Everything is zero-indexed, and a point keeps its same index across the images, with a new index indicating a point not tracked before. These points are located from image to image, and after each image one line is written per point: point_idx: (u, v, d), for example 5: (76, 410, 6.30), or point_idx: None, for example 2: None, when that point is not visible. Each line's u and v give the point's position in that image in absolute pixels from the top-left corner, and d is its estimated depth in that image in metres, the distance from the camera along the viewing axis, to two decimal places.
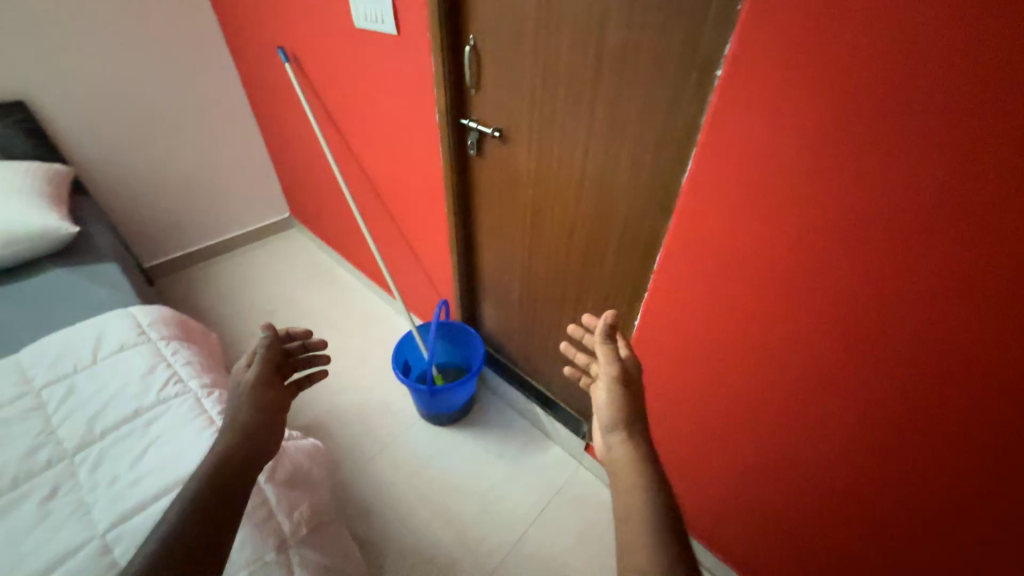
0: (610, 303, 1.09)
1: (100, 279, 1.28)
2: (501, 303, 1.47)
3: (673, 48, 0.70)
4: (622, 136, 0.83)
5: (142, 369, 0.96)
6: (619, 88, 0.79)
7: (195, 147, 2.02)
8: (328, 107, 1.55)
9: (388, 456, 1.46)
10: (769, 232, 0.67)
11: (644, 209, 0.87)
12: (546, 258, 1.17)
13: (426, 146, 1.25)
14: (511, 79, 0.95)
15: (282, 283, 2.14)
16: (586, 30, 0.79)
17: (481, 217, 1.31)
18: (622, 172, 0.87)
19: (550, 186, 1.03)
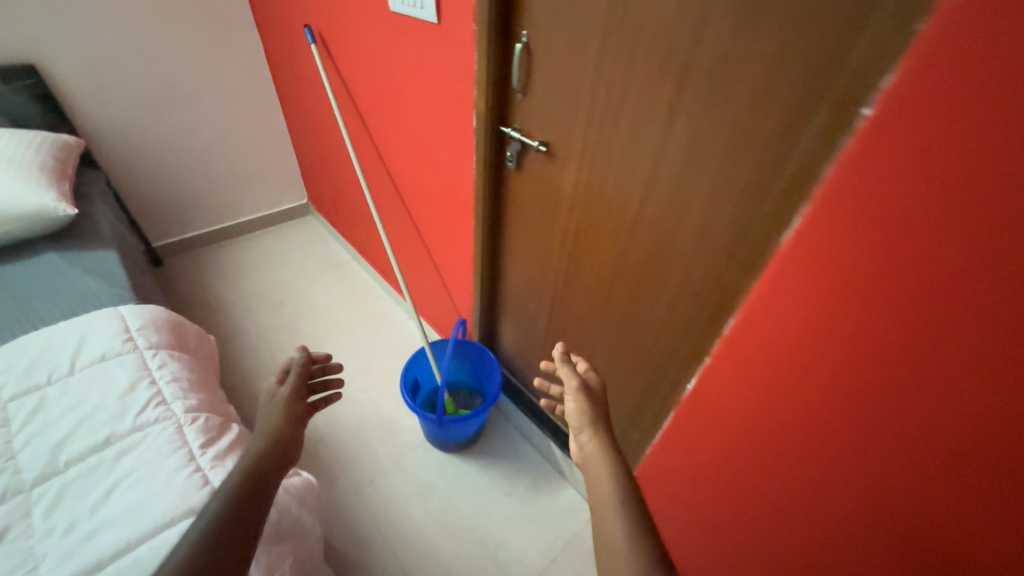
0: (654, 358, 0.94)
1: (96, 268, 1.18)
2: (523, 329, 1.34)
3: (791, 81, 0.55)
4: (697, 180, 0.69)
5: (122, 387, 0.85)
6: (704, 123, 0.65)
7: (213, 125, 1.91)
8: (355, 96, 1.42)
9: (387, 482, 1.35)
10: (801, 327, 0.59)
11: (713, 267, 0.73)
12: (582, 294, 1.03)
13: (459, 151, 1.11)
14: (567, 87, 0.80)
15: (293, 275, 2.03)
16: (674, 42, 0.63)
17: (513, 236, 1.17)
18: (692, 223, 0.73)
19: (597, 217, 0.88)
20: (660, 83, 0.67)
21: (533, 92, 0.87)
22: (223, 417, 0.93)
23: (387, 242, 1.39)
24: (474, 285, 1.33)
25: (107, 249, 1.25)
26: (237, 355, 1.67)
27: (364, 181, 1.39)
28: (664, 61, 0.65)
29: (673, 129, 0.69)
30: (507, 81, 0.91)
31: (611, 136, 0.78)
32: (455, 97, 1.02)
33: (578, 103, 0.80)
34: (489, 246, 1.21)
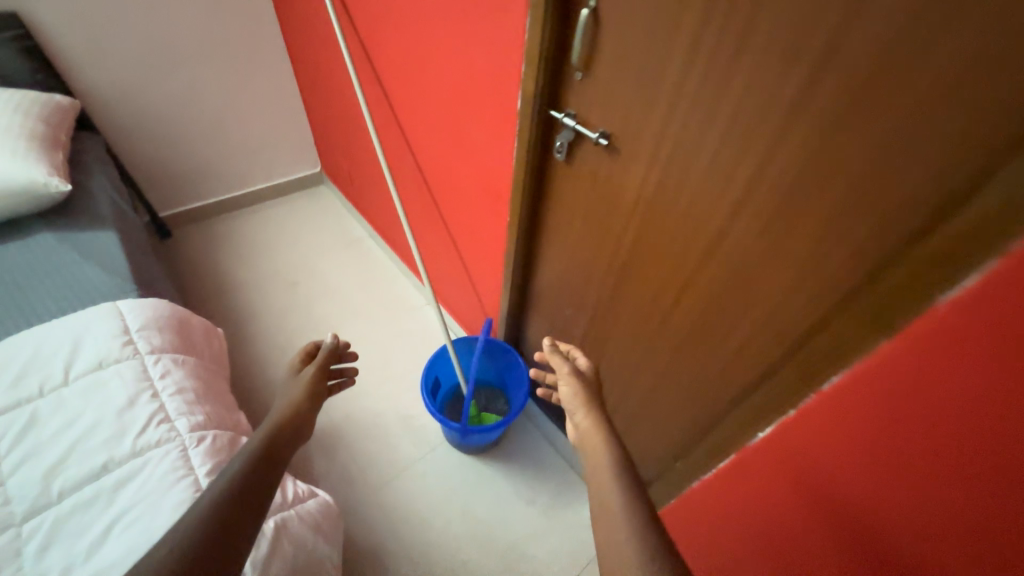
0: (714, 391, 0.82)
1: (94, 252, 1.08)
2: (552, 332, 1.23)
3: (972, 113, 0.41)
4: (791, 228, 0.58)
5: (120, 402, 0.76)
6: (818, 167, 0.53)
7: (218, 85, 1.75)
8: (373, 60, 1.24)
9: (405, 483, 1.29)
10: (929, 422, 0.47)
11: (799, 325, 0.63)
12: (634, 311, 0.90)
13: (496, 135, 0.95)
14: (644, 68, 0.63)
15: (307, 252, 1.93)
16: (802, 53, 0.48)
17: (551, 237, 1.04)
18: (775, 274, 0.63)
19: (664, 228, 0.74)
20: (769, 101, 0.53)
21: (596, 71, 0.70)
22: (232, 432, 0.85)
23: (408, 231, 1.26)
24: (502, 285, 1.22)
25: (106, 230, 1.14)
26: (249, 339, 1.60)
27: (383, 160, 1.24)
28: (783, 72, 0.51)
29: (772, 169, 0.56)
30: (563, 55, 0.73)
31: (692, 153, 0.64)
32: (496, 71, 0.85)
33: (658, 91, 0.63)
34: (522, 246, 1.09)
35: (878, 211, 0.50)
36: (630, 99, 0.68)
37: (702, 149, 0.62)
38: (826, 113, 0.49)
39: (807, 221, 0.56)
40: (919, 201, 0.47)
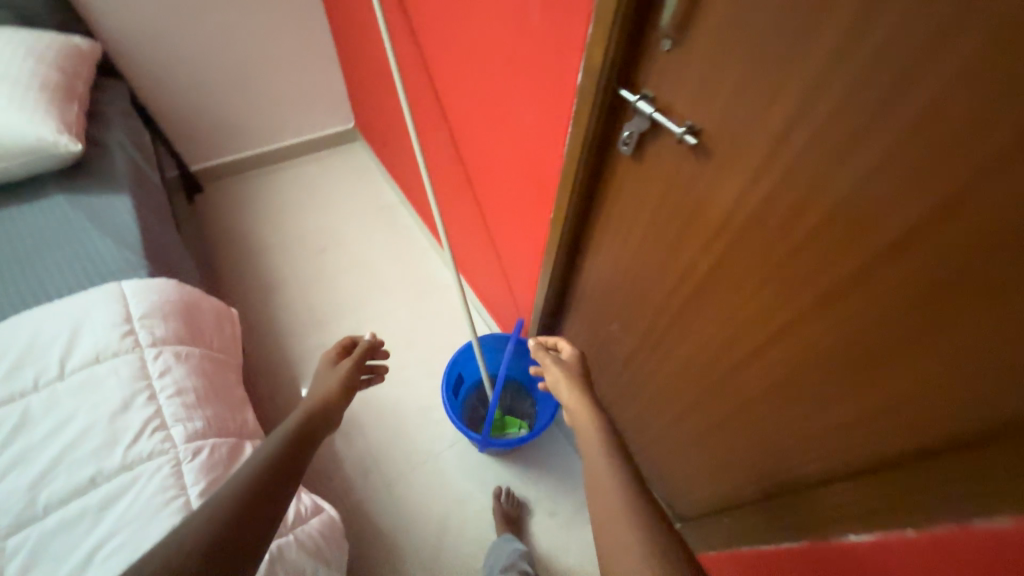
0: (785, 457, 0.66)
1: (106, 220, 1.01)
2: (591, 342, 1.08)
3: None
4: (865, 332, 0.47)
5: (113, 406, 0.70)
6: (904, 268, 0.41)
7: (243, 28, 1.60)
8: (406, 5, 1.04)
9: (421, 478, 1.24)
10: None
11: (864, 439, 0.53)
12: (694, 342, 0.73)
13: (545, 112, 0.76)
14: (768, 44, 0.42)
15: (335, 217, 1.83)
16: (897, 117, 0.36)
17: (598, 244, 0.88)
18: (842, 379, 0.52)
19: (758, 256, 0.55)
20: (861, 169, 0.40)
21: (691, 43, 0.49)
22: (235, 439, 0.78)
23: (439, 216, 1.12)
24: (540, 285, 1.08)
25: (120, 193, 1.07)
26: (274, 308, 1.56)
27: (412, 130, 1.08)
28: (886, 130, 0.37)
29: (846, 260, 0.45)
30: (648, 13, 0.53)
31: (763, 209, 0.51)
32: (554, 30, 0.65)
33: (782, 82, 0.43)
34: (566, 248, 0.94)
35: (981, 340, 0.39)
36: (736, 87, 0.47)
37: (790, 196, 0.48)
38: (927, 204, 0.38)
39: (888, 328, 0.45)
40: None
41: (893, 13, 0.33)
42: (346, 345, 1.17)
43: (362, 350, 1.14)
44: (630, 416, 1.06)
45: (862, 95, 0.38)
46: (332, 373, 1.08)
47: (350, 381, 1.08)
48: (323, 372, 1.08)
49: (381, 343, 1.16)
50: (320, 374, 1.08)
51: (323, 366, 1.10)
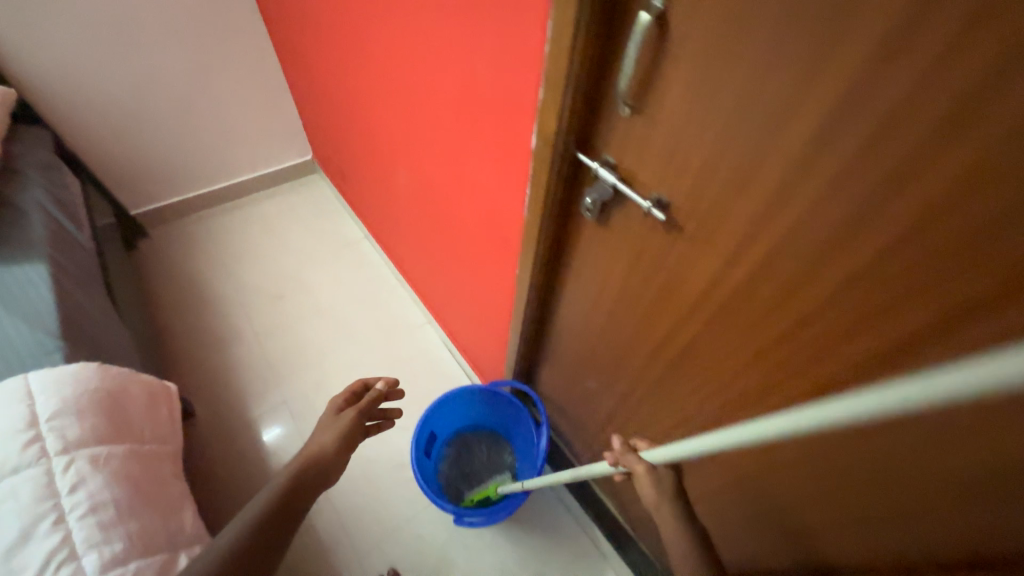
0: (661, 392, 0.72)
1: (17, 297, 0.90)
2: (621, 417, 0.86)
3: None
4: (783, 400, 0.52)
5: (8, 540, 0.59)
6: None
7: (184, 65, 1.50)
8: (351, 49, 0.99)
9: (396, 544, 1.17)
10: None
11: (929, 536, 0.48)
12: (622, 320, 0.69)
13: (500, 173, 0.70)
14: (874, 105, 0.31)
15: (294, 257, 1.73)
16: (957, 231, 0.32)
17: (591, 296, 0.73)
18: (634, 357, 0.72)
19: (700, 244, 0.49)
20: (908, 283, 0.36)
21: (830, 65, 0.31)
22: (166, 555, 0.68)
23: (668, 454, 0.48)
24: (510, 341, 1.00)
25: (35, 262, 0.96)
26: (231, 365, 1.45)
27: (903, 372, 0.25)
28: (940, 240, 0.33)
29: (626, 287, 0.63)
30: (623, 26, 0.43)
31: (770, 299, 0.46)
32: (507, 81, 0.57)
33: (821, 172, 0.36)
34: (536, 292, 0.82)
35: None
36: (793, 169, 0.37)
37: (797, 293, 0.44)
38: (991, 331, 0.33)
39: (673, 334, 0.61)
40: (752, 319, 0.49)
41: (979, 114, 0.27)
42: (357, 391, 0.92)
43: (372, 398, 0.89)
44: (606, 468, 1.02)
45: (914, 203, 0.33)
46: (332, 428, 0.83)
47: (349, 437, 0.83)
48: (323, 424, 0.84)
49: (399, 384, 0.90)
50: (320, 428, 0.84)
51: (324, 416, 0.86)
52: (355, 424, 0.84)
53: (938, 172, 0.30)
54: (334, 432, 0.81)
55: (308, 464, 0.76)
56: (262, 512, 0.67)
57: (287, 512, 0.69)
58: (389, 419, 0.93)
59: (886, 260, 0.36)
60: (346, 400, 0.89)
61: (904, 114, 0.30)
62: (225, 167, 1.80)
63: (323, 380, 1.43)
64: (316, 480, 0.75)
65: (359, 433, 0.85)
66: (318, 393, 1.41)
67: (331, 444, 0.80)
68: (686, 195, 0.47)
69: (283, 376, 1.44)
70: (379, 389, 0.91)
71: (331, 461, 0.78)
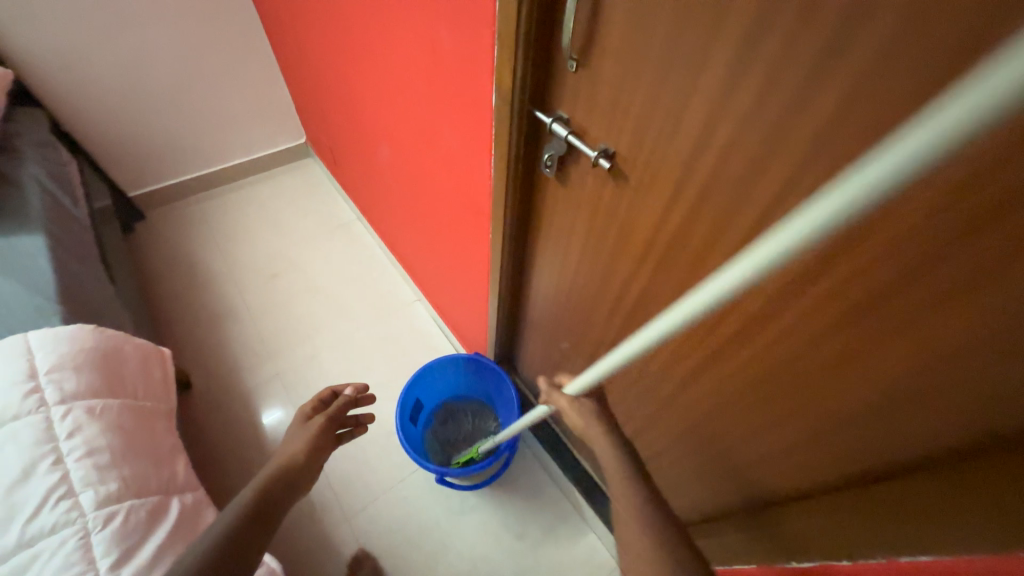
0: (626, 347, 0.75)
1: (16, 265, 0.94)
2: (594, 376, 0.90)
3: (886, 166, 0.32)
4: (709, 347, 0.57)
5: (11, 476, 0.64)
6: (888, 315, 0.38)
7: (175, 47, 1.53)
8: (333, 25, 1.02)
9: (383, 507, 1.22)
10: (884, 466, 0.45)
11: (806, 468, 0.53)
12: (586, 277, 0.73)
13: (469, 137, 0.73)
14: (826, 20, 0.31)
15: (288, 238, 1.77)
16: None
17: (559, 256, 0.76)
18: (599, 313, 0.76)
19: (643, 191, 0.53)
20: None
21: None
22: (158, 497, 0.73)
23: (596, 375, 0.54)
24: (489, 309, 1.03)
25: (32, 233, 1.00)
26: (226, 341, 1.50)
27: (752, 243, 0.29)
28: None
29: (587, 243, 0.67)
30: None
31: (714, 224, 0.47)
32: (469, 43, 0.60)
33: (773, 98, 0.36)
34: (509, 257, 0.85)
35: (980, 404, 0.36)
36: (735, 93, 0.38)
37: (739, 216, 0.44)
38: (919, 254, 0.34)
39: (629, 285, 0.65)
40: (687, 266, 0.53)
41: (922, 26, 0.27)
42: (325, 400, 0.95)
43: (340, 403, 0.92)
44: None
45: (858, 122, 0.32)
46: (301, 433, 0.85)
47: (319, 442, 0.84)
48: (292, 431, 0.86)
49: (368, 388, 0.95)
50: (290, 436, 0.85)
51: (294, 424, 0.88)
52: (324, 423, 0.86)
53: (883, 85, 0.30)
54: (304, 437, 0.83)
55: (283, 473, 0.75)
56: (239, 510, 0.66)
57: (264, 517, 0.67)
58: (360, 427, 0.95)
59: (826, 182, 0.36)
60: (315, 407, 0.91)
61: (853, 30, 0.30)
62: (219, 150, 1.83)
63: (315, 354, 1.48)
64: (289, 488, 0.74)
65: (328, 436, 0.87)
66: (310, 367, 1.45)
67: (300, 446, 0.81)
68: (629, 144, 0.50)
69: (276, 351, 1.49)
70: (348, 394, 0.94)
71: (303, 466, 0.78)
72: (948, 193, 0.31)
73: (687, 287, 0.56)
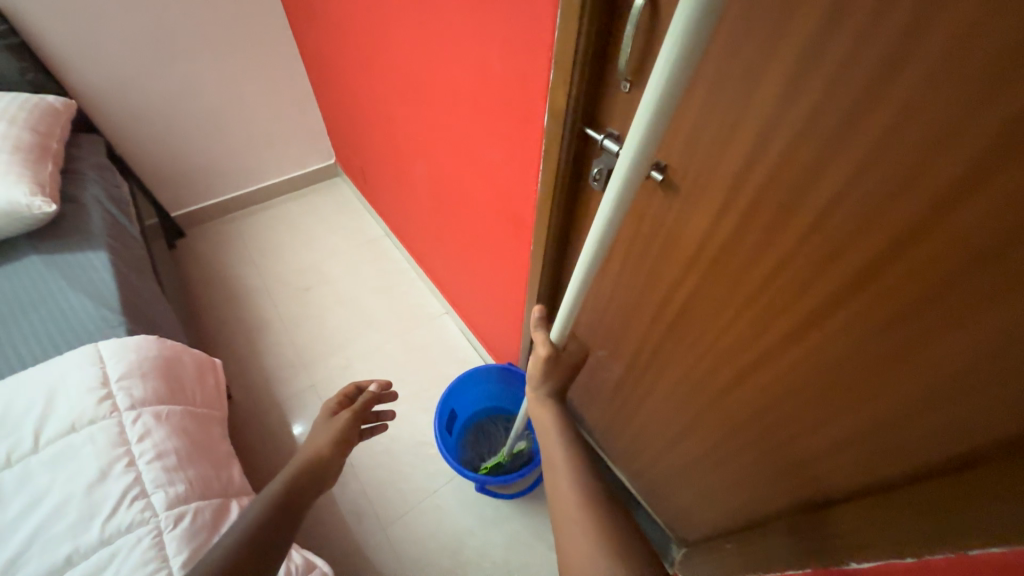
0: (666, 353, 0.77)
1: (83, 279, 1.01)
2: (632, 382, 0.91)
3: (910, 170, 0.37)
4: (755, 349, 0.60)
5: (91, 476, 0.68)
6: (875, 290, 0.44)
7: (219, 75, 1.63)
8: (375, 52, 1.08)
9: (418, 516, 1.23)
10: (882, 417, 0.50)
11: (842, 451, 0.56)
12: (629, 285, 0.76)
13: (516, 154, 0.77)
14: (884, 42, 0.33)
15: (319, 253, 1.83)
16: (953, 156, 0.34)
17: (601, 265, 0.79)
18: (639, 319, 0.79)
19: (693, 201, 0.56)
20: (904, 211, 0.39)
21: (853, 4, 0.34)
22: (220, 500, 0.76)
23: (567, 306, 0.63)
24: (525, 319, 1.06)
25: (96, 249, 1.07)
26: (262, 352, 1.55)
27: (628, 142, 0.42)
28: (922, 167, 0.36)
29: (633, 251, 0.71)
30: (622, 12, 0.50)
31: (768, 228, 0.50)
32: (522, 67, 0.65)
33: (828, 111, 0.39)
34: (549, 267, 0.88)
35: (961, 354, 0.40)
36: (790, 108, 0.42)
37: (794, 221, 0.47)
38: (976, 252, 0.36)
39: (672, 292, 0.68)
40: (737, 274, 0.57)
41: (979, 45, 0.30)
42: (350, 394, 0.96)
43: (365, 399, 0.94)
44: (618, 438, 1.07)
45: (918, 131, 0.35)
46: (327, 428, 0.86)
47: (346, 437, 0.86)
48: (319, 424, 0.88)
49: (391, 386, 0.96)
50: (315, 429, 0.88)
51: (320, 418, 0.90)
52: (350, 418, 0.88)
53: (941, 97, 0.33)
54: (330, 431, 0.85)
55: (308, 468, 0.77)
56: (273, 496, 0.70)
57: (293, 506, 0.71)
58: (381, 423, 0.98)
59: (885, 185, 0.39)
60: (340, 402, 0.93)
61: (911, 50, 0.33)
62: (255, 171, 1.92)
63: (348, 365, 1.52)
64: (314, 479, 0.77)
65: (354, 431, 0.89)
66: (343, 378, 1.49)
67: (326, 445, 0.82)
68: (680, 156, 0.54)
69: (311, 362, 1.53)
70: (372, 390, 0.96)
71: (329, 460, 0.80)
72: (960, 182, 0.34)
73: (738, 291, 0.58)
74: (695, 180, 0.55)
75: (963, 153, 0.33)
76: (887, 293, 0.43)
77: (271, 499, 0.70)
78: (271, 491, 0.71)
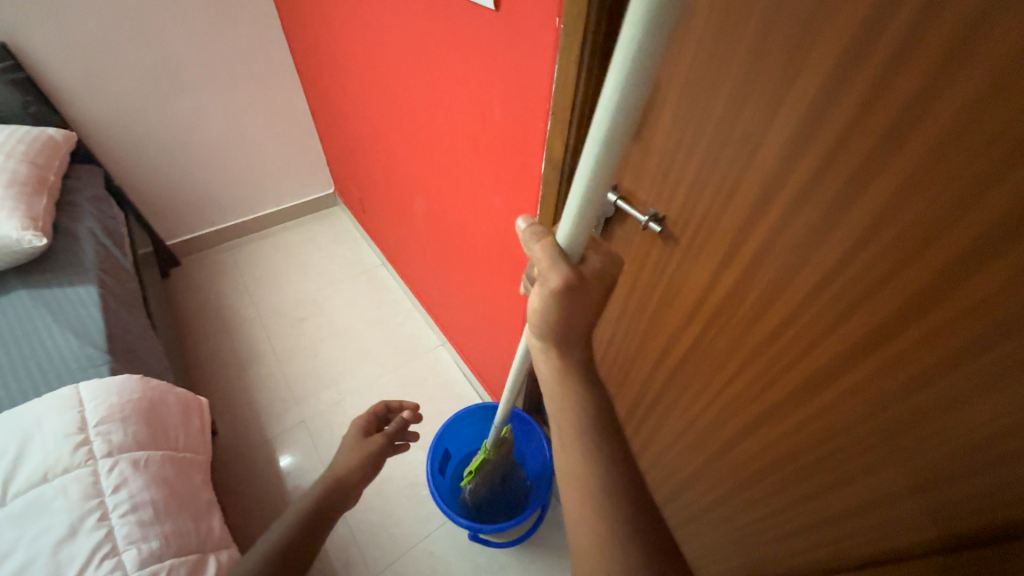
0: (667, 399, 0.75)
1: (70, 314, 0.98)
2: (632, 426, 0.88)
3: (913, 237, 0.37)
4: (759, 402, 0.58)
5: (59, 533, 0.64)
6: (884, 352, 0.43)
7: (222, 109, 1.65)
8: (376, 92, 1.10)
9: (407, 564, 1.17)
10: (889, 481, 0.48)
11: (845, 515, 0.54)
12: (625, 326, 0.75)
13: (514, 197, 0.77)
14: (885, 115, 0.34)
15: (314, 282, 1.81)
16: (963, 228, 0.34)
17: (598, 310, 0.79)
18: (640, 363, 0.77)
19: (695, 254, 0.56)
20: (910, 278, 0.38)
21: (856, 72, 0.35)
22: (197, 555, 0.71)
23: (571, 219, 0.41)
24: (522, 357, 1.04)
25: (85, 283, 1.05)
26: (252, 385, 1.51)
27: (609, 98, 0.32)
28: (925, 233, 0.36)
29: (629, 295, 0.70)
30: None
31: (772, 284, 0.49)
32: (521, 114, 0.66)
33: (829, 177, 0.40)
34: None
35: (972, 422, 0.39)
36: (791, 171, 0.42)
37: (799, 280, 0.47)
38: (992, 322, 0.35)
39: (672, 339, 0.67)
40: (739, 327, 0.56)
41: (987, 119, 0.30)
42: (379, 413, 0.91)
43: (399, 422, 0.88)
44: None
45: (927, 199, 0.35)
46: (353, 449, 0.82)
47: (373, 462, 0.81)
48: (348, 445, 0.83)
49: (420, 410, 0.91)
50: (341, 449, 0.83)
51: (347, 438, 0.85)
52: (384, 440, 0.84)
53: (951, 162, 0.33)
54: (358, 454, 0.81)
55: (327, 487, 0.73)
56: (301, 514, 0.67)
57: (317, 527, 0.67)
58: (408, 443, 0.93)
59: (894, 252, 0.38)
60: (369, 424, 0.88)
61: (915, 122, 0.33)
62: (254, 200, 1.92)
63: (340, 401, 1.47)
64: (340, 498, 0.73)
65: (384, 455, 0.84)
66: (334, 413, 1.44)
67: (354, 466, 0.78)
68: (681, 209, 0.54)
69: (301, 397, 1.48)
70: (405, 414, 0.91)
71: (354, 484, 0.76)
72: (967, 252, 0.34)
73: (742, 346, 0.57)
74: (695, 233, 0.54)
75: (971, 223, 0.33)
76: (892, 357, 0.42)
77: (299, 517, 0.66)
78: (298, 508, 0.68)
